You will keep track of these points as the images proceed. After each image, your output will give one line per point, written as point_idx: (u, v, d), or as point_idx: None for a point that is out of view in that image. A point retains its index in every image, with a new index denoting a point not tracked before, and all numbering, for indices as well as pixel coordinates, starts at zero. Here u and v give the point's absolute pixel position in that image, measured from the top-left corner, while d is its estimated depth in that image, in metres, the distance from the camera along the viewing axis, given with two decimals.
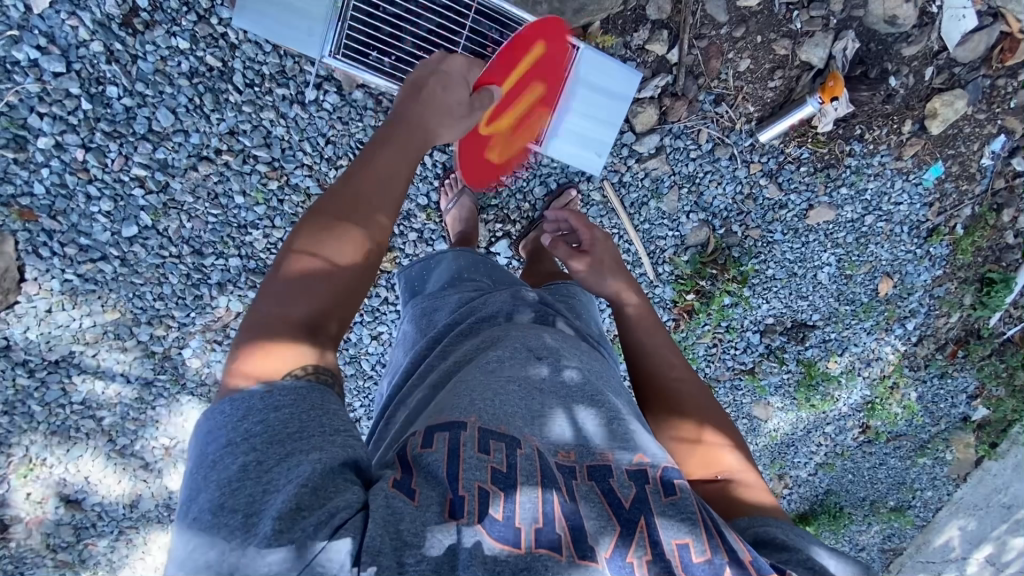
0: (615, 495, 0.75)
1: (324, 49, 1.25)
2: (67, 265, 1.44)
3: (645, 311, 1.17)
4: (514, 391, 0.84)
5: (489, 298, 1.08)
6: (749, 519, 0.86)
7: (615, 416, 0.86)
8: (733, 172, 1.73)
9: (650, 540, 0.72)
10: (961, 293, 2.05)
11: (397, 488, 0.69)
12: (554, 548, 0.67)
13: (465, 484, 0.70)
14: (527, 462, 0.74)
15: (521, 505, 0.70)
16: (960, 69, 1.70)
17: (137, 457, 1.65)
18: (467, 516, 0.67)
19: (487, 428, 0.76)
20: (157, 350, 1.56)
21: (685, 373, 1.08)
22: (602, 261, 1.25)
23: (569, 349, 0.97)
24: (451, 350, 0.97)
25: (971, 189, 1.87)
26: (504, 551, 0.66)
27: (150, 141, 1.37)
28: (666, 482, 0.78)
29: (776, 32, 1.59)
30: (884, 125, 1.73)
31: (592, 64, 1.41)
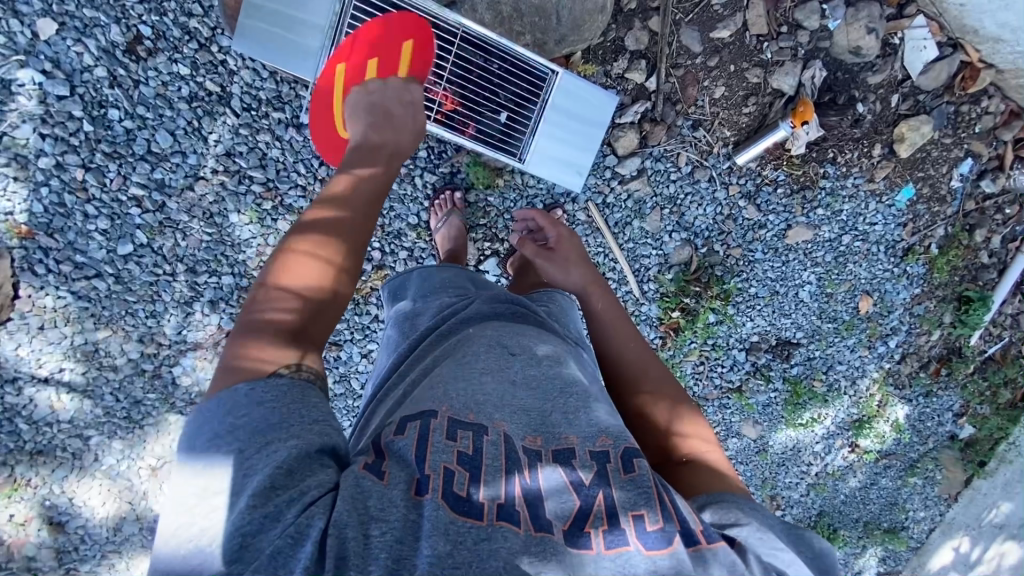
0: (576, 473, 0.78)
1: (317, 70, 1.30)
2: (62, 282, 1.46)
3: (610, 301, 1.20)
4: (486, 382, 0.87)
5: (469, 302, 1.12)
6: (708, 495, 0.88)
7: (583, 406, 0.88)
8: (713, 193, 1.80)
9: (607, 513, 0.75)
10: (940, 311, 2.10)
11: (366, 469, 0.71)
12: (514, 521, 0.71)
13: (431, 464, 0.73)
14: (493, 446, 0.78)
15: (484, 484, 0.73)
16: (925, 97, 1.80)
17: (123, 478, 1.64)
18: (431, 492, 0.70)
19: (456, 417, 0.80)
20: (148, 368, 1.57)
21: (650, 357, 1.11)
22: (568, 257, 1.33)
23: (545, 344, 1.00)
24: (432, 348, 1.01)
25: (943, 210, 1.95)
26: (467, 522, 0.68)
27: (148, 161, 1.42)
28: (626, 459, 0.81)
29: (748, 62, 1.68)
30: (855, 149, 1.81)
31: (571, 86, 1.45)
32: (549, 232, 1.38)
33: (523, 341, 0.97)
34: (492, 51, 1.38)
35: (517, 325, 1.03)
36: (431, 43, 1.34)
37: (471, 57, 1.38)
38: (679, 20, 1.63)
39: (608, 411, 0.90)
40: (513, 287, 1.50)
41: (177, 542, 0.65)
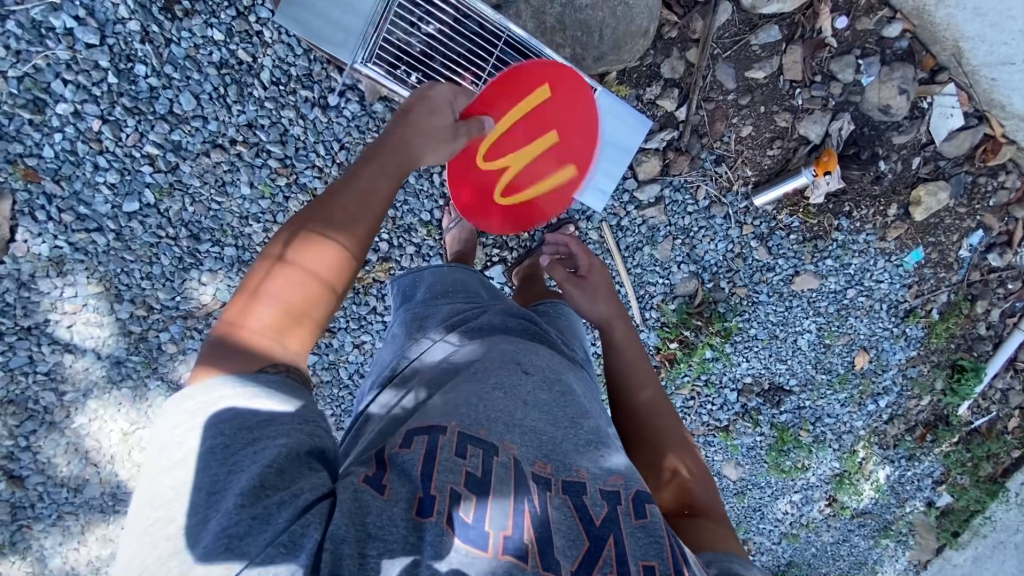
0: (586, 510, 0.77)
1: (357, 56, 1.29)
2: (61, 232, 1.43)
3: (631, 346, 1.22)
4: (497, 402, 0.85)
5: (480, 314, 1.10)
6: (713, 552, 0.88)
7: (594, 443, 0.87)
8: (726, 230, 1.79)
9: (616, 559, 0.73)
10: (933, 377, 2.11)
11: (367, 482, 0.72)
12: (520, 556, 0.70)
13: (438, 484, 0.73)
14: (502, 469, 0.77)
15: (492, 512, 0.73)
16: (945, 163, 1.81)
17: (93, 437, 1.63)
18: (435, 515, 0.70)
19: (466, 433, 0.79)
20: (135, 330, 1.55)
21: (665, 411, 1.12)
22: (596, 286, 1.33)
23: (557, 365, 0.98)
24: (442, 359, 0.99)
25: (948, 277, 1.96)
26: (469, 551, 0.69)
27: (167, 122, 1.39)
28: (638, 504, 0.80)
29: (779, 105, 1.66)
30: (871, 206, 1.82)
31: (604, 108, 1.45)
32: (581, 259, 1.38)
33: (538, 363, 0.95)
34: (532, 61, 1.36)
35: (533, 344, 1.01)
36: (473, 43, 1.32)
37: (511, 63, 1.35)
38: (717, 54, 1.60)
39: (618, 449, 0.89)
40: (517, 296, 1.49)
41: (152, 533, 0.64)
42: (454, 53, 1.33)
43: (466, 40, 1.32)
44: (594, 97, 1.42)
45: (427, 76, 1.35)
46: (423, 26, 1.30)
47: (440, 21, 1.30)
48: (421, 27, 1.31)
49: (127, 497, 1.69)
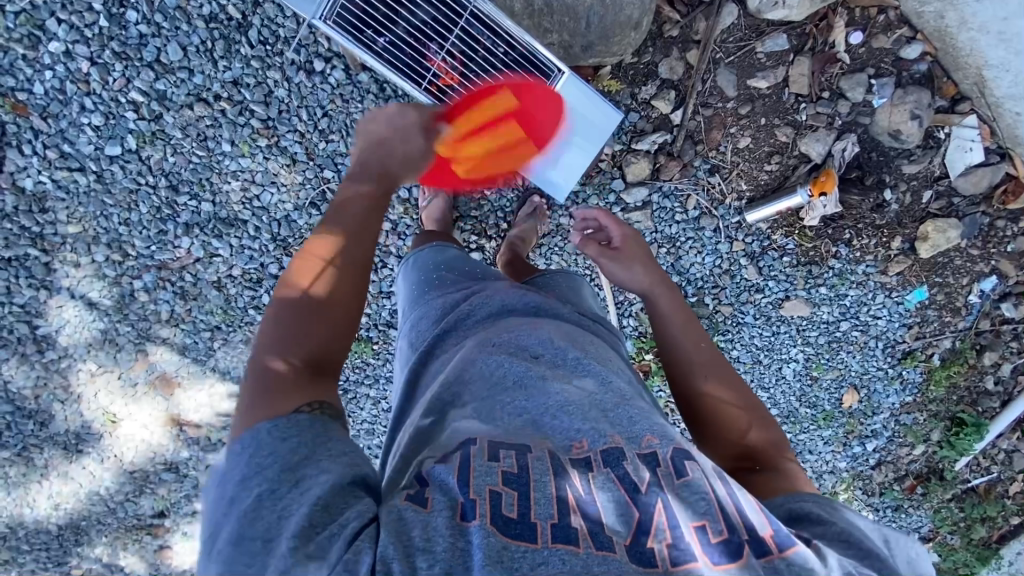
0: (631, 480, 0.71)
1: (318, 12, 1.22)
2: (45, 168, 1.46)
3: (679, 311, 1.10)
4: (517, 398, 0.81)
5: (483, 292, 1.06)
6: (784, 497, 0.85)
7: (620, 408, 0.81)
8: (715, 244, 1.72)
9: (670, 524, 0.67)
10: (929, 426, 2.00)
11: (409, 500, 0.69)
12: (571, 541, 0.65)
13: (475, 488, 0.68)
14: (539, 461, 0.72)
15: (536, 502, 0.68)
16: (960, 201, 1.70)
17: (61, 374, 1.66)
18: (478, 518, 0.66)
19: (496, 440, 0.75)
20: (109, 274, 1.57)
21: (721, 371, 1.03)
22: (633, 257, 1.15)
23: (567, 338, 0.93)
24: (463, 343, 0.96)
25: (954, 322, 1.85)
26: (520, 546, 0.63)
27: (154, 70, 1.41)
28: (678, 463, 0.73)
29: (780, 119, 1.59)
30: (873, 236, 1.72)
31: (575, 91, 1.32)
32: (613, 230, 1.18)
33: (542, 341, 0.91)
34: (499, 35, 1.26)
35: (534, 319, 0.97)
36: (439, 11, 1.24)
37: (478, 36, 1.27)
38: (719, 59, 1.55)
39: (643, 408, 0.84)
40: (507, 271, 1.45)
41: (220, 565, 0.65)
42: (420, 20, 1.25)
43: (432, 7, 1.24)
44: (564, 79, 1.30)
45: (393, 43, 1.27)
46: None
47: None
48: None
49: (89, 438, 1.73)
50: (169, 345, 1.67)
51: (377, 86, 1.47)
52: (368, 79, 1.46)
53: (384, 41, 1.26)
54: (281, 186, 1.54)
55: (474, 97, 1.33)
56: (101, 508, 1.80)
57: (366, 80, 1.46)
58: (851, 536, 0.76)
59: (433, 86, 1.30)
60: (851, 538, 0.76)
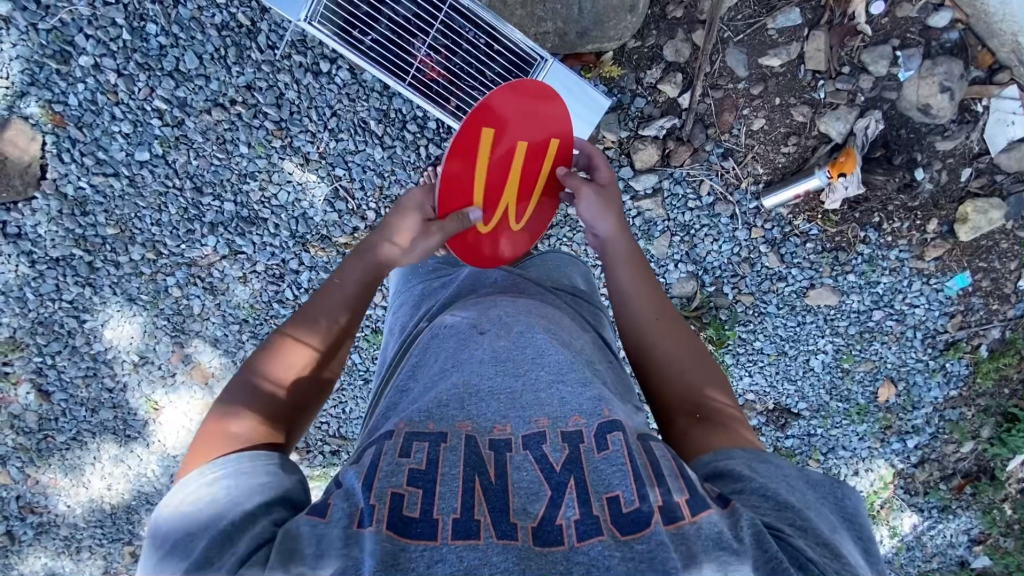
0: (547, 460, 0.72)
1: (301, 14, 1.24)
2: (83, 174, 1.58)
3: (628, 255, 1.05)
4: (453, 376, 0.83)
5: (458, 277, 1.10)
6: (712, 455, 0.82)
7: (554, 381, 0.81)
8: (732, 231, 1.66)
9: (579, 500, 0.69)
10: (978, 423, 1.86)
11: (310, 512, 0.70)
12: (471, 535, 0.66)
13: (376, 492, 0.70)
14: (451, 453, 0.73)
15: (440, 495, 0.69)
16: (1004, 178, 1.57)
17: (107, 365, 1.80)
18: (374, 524, 0.67)
19: (413, 430, 0.76)
20: (146, 271, 1.69)
21: (666, 322, 1.00)
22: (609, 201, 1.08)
23: (515, 315, 0.91)
24: (430, 325, 0.97)
25: (1002, 310, 1.72)
26: (417, 546, 0.65)
27: (174, 79, 1.50)
28: (599, 437, 0.74)
29: (796, 98, 1.52)
30: (905, 219, 1.62)
31: (559, 79, 1.31)
32: (599, 169, 1.10)
33: (492, 319, 0.90)
34: (481, 26, 1.27)
35: (494, 300, 0.96)
36: (419, 7, 1.26)
37: (459, 28, 1.28)
38: (727, 38, 1.49)
39: (582, 377, 0.82)
40: None
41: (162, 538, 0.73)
42: (402, 16, 1.27)
43: (413, 4, 1.26)
44: (548, 67, 1.30)
45: (378, 41, 1.29)
46: None
47: None
48: None
49: (135, 423, 1.86)
50: (201, 338, 1.77)
51: (381, 84, 1.52)
52: (372, 77, 1.51)
53: (371, 37, 1.28)
54: (296, 184, 1.60)
55: (462, 90, 1.33)
56: (149, 489, 1.94)
57: (370, 79, 1.51)
58: (772, 493, 0.73)
59: (418, 81, 1.31)
60: (772, 494, 0.73)
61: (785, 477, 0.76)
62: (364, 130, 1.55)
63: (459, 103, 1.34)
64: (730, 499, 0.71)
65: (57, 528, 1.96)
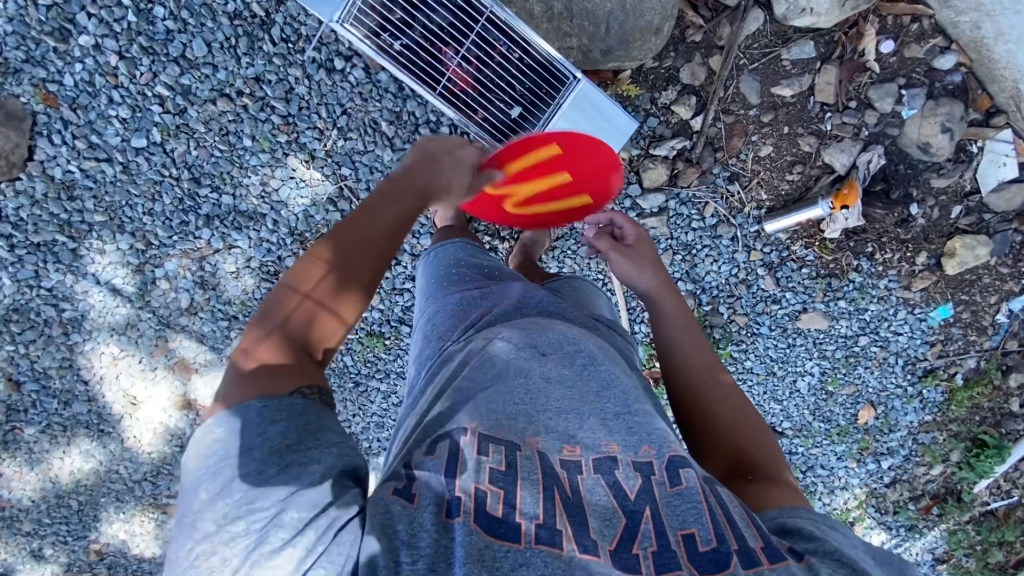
0: (621, 487, 0.73)
1: (334, 14, 1.20)
2: (73, 157, 1.51)
3: (680, 312, 1.08)
4: (517, 394, 0.80)
5: (498, 290, 1.05)
6: (776, 509, 0.81)
7: (622, 413, 0.81)
8: (732, 253, 1.69)
9: (655, 531, 0.69)
10: (948, 447, 1.93)
11: (396, 493, 0.69)
12: (554, 544, 0.65)
13: (462, 484, 0.69)
14: (528, 461, 0.73)
15: (523, 500, 0.69)
16: (991, 217, 1.64)
17: (84, 357, 1.71)
18: (462, 515, 0.66)
19: (487, 432, 0.75)
20: (133, 262, 1.62)
21: (717, 376, 1.01)
22: (644, 255, 1.13)
23: (577, 337, 0.90)
24: (476, 334, 0.93)
25: (980, 341, 1.79)
26: (503, 546, 0.64)
27: (179, 65, 1.45)
28: (671, 471, 0.75)
29: (804, 128, 1.56)
30: (897, 250, 1.67)
31: (593, 98, 1.30)
32: (626, 228, 1.16)
33: (554, 338, 0.88)
34: (515, 40, 1.26)
35: (549, 319, 0.95)
36: (455, 16, 1.25)
37: (493, 42, 1.27)
38: (743, 65, 1.52)
39: (646, 411, 0.83)
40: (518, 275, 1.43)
41: (197, 565, 0.64)
42: (436, 24, 1.25)
43: (449, 12, 1.24)
44: (580, 88, 1.29)
45: (409, 47, 1.27)
46: None
47: None
48: None
49: (109, 419, 1.77)
50: (186, 333, 1.70)
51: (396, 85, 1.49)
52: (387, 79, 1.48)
53: (400, 43, 1.26)
54: (298, 180, 1.56)
55: (488, 103, 1.32)
56: (119, 487, 1.85)
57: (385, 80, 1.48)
58: (846, 557, 0.71)
59: (447, 92, 1.30)
60: (845, 559, 0.70)
61: (855, 544, 0.74)
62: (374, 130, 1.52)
63: (485, 116, 1.33)
64: (803, 552, 0.71)
65: (18, 523, 1.86)
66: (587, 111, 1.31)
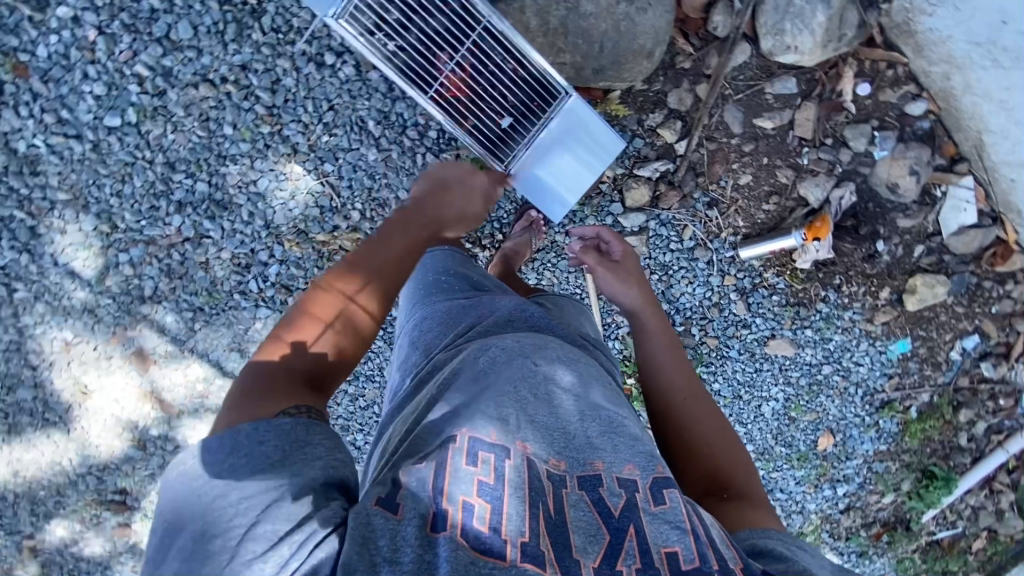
0: (605, 504, 0.72)
1: (329, 10, 1.20)
2: (40, 131, 1.45)
3: (662, 330, 1.09)
4: (508, 406, 0.77)
5: (487, 303, 1.03)
6: (750, 532, 0.82)
7: (609, 431, 0.80)
8: (707, 276, 1.72)
9: (639, 550, 0.68)
10: (900, 477, 2.00)
11: (379, 505, 0.67)
12: (538, 563, 0.64)
13: (448, 498, 0.68)
14: (516, 473, 0.71)
15: (508, 515, 0.68)
16: (950, 258, 1.71)
17: (33, 342, 1.62)
18: (448, 530, 0.65)
19: (478, 437, 0.72)
20: (96, 245, 1.55)
21: (697, 395, 1.02)
22: (629, 271, 1.16)
23: (566, 353, 0.90)
24: (465, 345, 0.92)
25: (934, 376, 1.86)
26: (488, 562, 0.64)
27: (162, 46, 1.41)
28: (655, 491, 0.74)
29: (782, 160, 1.61)
30: (862, 284, 1.74)
31: (584, 116, 1.33)
32: (612, 243, 1.19)
33: (543, 352, 0.87)
34: (510, 52, 1.26)
35: (538, 334, 0.94)
36: (452, 23, 1.24)
37: (488, 51, 1.26)
38: (728, 95, 1.56)
39: (635, 431, 0.82)
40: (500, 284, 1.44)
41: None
42: (431, 29, 1.25)
43: (446, 19, 1.24)
44: (569, 102, 1.32)
45: (403, 49, 1.26)
46: None
47: None
48: None
49: (57, 407, 1.68)
50: (147, 323, 1.63)
51: (386, 86, 1.48)
52: (377, 78, 1.47)
53: (394, 45, 1.25)
54: (279, 173, 1.53)
55: (480, 111, 1.33)
56: (61, 480, 1.75)
57: (375, 78, 1.47)
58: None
59: (439, 96, 1.30)
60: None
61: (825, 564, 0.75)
62: (360, 129, 1.51)
63: (475, 124, 1.34)
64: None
65: None
66: (577, 129, 1.35)
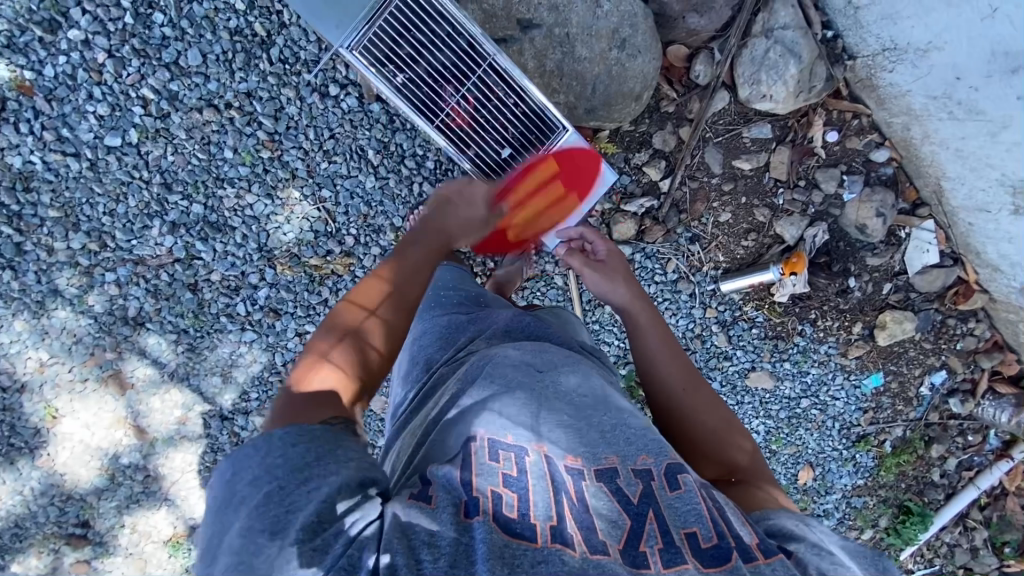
0: (623, 492, 0.74)
1: (348, 42, 1.26)
2: (38, 148, 1.46)
3: (655, 323, 1.11)
4: (518, 408, 0.81)
5: (491, 316, 1.08)
6: (760, 511, 0.84)
7: (619, 426, 0.83)
8: (690, 308, 1.78)
9: (660, 530, 0.71)
10: (878, 512, 2.03)
11: (413, 497, 0.70)
12: (568, 544, 0.67)
13: (478, 487, 0.71)
14: (537, 468, 0.74)
15: (536, 504, 0.70)
16: (916, 296, 1.81)
17: (7, 360, 1.57)
18: (481, 515, 0.68)
19: (496, 437, 0.77)
20: (83, 263, 1.54)
21: (694, 383, 1.05)
22: (616, 270, 1.20)
23: (568, 361, 0.94)
24: (474, 355, 0.97)
25: (906, 411, 1.93)
26: (522, 544, 0.66)
27: (170, 71, 1.45)
28: (670, 477, 0.77)
29: (759, 200, 1.71)
30: (836, 319, 1.82)
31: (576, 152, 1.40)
32: (597, 244, 1.25)
33: (548, 360, 0.92)
34: (512, 87, 1.35)
35: (542, 342, 0.98)
36: (459, 58, 1.32)
37: (492, 86, 1.34)
38: (709, 138, 1.67)
39: (643, 423, 0.86)
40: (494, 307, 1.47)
41: None
42: (439, 64, 1.32)
43: (454, 55, 1.31)
44: (565, 136, 1.39)
45: (412, 80, 1.32)
46: (417, 32, 1.29)
47: (433, 31, 1.29)
48: (415, 32, 1.29)
49: (24, 432, 1.61)
50: (128, 344, 1.60)
51: (387, 118, 1.54)
52: (379, 109, 1.53)
53: (403, 77, 1.32)
54: (275, 198, 1.55)
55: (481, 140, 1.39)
56: (21, 511, 1.65)
57: (376, 110, 1.53)
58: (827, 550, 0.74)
59: (445, 124, 1.37)
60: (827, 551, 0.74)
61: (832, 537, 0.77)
62: (359, 157, 1.55)
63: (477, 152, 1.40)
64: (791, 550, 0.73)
65: None
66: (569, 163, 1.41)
